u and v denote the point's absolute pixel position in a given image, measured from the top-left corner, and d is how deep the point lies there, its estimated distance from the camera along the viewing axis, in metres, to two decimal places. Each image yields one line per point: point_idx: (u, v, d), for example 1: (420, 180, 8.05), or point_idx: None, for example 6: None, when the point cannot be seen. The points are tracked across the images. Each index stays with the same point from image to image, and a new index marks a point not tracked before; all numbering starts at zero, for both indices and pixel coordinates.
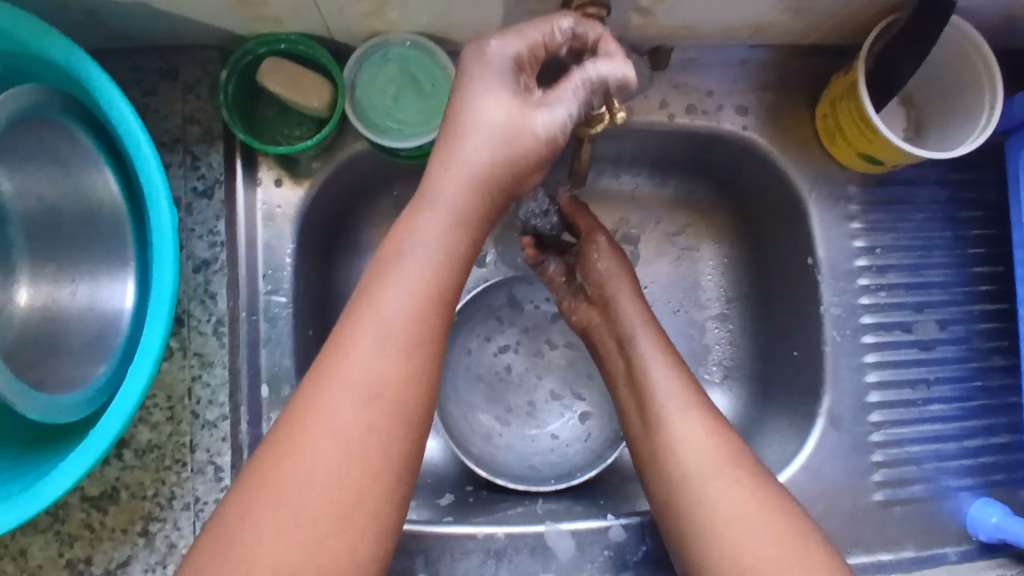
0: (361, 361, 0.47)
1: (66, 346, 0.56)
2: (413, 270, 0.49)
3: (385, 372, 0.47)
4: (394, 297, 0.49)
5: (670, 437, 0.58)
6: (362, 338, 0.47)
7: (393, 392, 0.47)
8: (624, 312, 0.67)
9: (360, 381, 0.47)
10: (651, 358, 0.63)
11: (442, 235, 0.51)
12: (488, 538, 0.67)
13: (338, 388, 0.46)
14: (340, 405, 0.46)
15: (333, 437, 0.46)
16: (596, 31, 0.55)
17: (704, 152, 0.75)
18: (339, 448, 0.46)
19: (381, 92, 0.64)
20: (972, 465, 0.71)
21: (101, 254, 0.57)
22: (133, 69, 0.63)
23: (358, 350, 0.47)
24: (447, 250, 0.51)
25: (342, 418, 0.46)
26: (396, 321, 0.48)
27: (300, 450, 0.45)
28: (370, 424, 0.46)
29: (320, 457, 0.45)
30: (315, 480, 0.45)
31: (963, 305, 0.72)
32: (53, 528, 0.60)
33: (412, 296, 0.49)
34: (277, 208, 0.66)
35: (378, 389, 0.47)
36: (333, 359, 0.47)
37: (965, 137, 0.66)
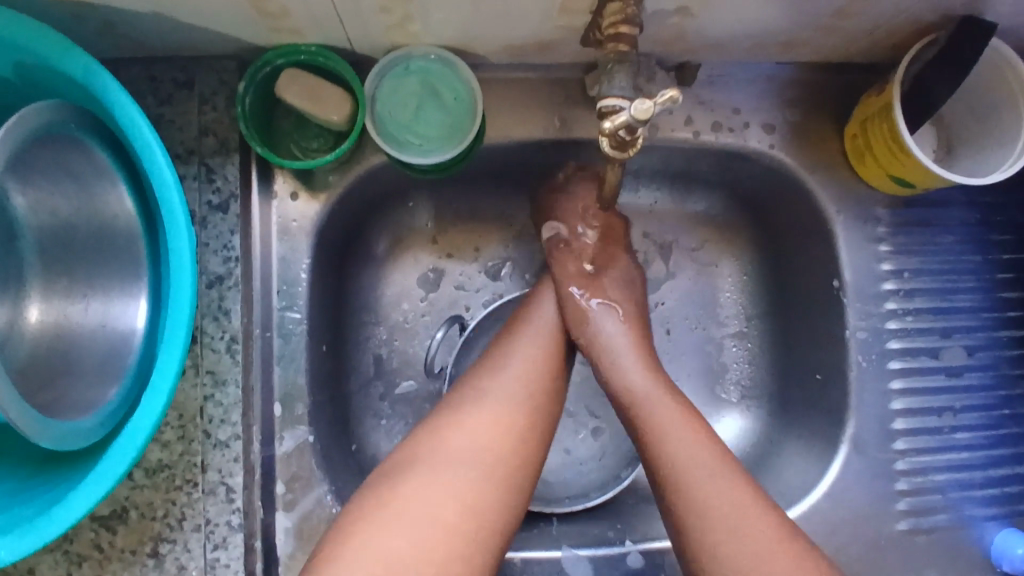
0: (486, 410, 0.57)
1: (77, 364, 0.54)
2: (510, 378, 0.60)
3: (522, 391, 0.59)
4: (504, 384, 0.59)
5: (707, 514, 0.54)
6: (496, 383, 0.59)
7: (534, 399, 0.59)
8: (625, 365, 0.63)
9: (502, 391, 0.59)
10: (673, 434, 0.58)
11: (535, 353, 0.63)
12: (502, 563, 0.66)
13: (489, 393, 0.59)
14: (430, 491, 0.51)
15: (481, 424, 0.56)
16: (627, 50, 0.53)
17: (728, 169, 0.73)
18: (473, 444, 0.55)
19: (401, 106, 0.63)
20: (996, 494, 0.69)
21: (113, 270, 0.55)
22: (148, 77, 0.61)
23: (473, 421, 0.56)
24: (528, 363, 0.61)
25: (490, 404, 0.58)
26: (540, 356, 0.63)
27: (432, 453, 0.54)
28: (502, 427, 0.56)
29: (458, 449, 0.54)
30: (446, 477, 0.52)
31: (991, 331, 0.71)
32: (61, 548, 0.58)
33: (509, 422, 0.57)
34: (292, 222, 0.64)
35: (517, 395, 0.59)
36: (477, 386, 0.59)
37: (1001, 160, 0.64)
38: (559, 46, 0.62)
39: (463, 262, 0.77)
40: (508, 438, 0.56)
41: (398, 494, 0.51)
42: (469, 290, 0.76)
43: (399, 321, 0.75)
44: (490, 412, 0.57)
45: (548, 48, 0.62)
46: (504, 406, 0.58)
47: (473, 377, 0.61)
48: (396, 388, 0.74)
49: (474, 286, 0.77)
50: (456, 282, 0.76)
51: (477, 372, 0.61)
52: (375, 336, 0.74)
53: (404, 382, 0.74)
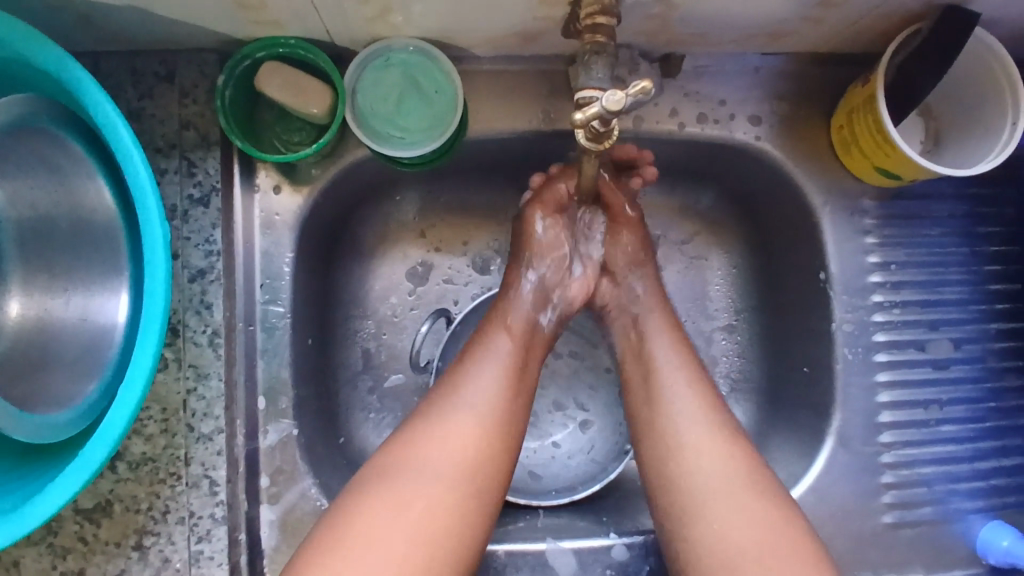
0: (454, 420, 0.56)
1: (56, 358, 0.54)
2: (480, 385, 0.58)
3: (486, 413, 0.57)
4: (473, 390, 0.58)
5: (704, 496, 0.55)
6: (459, 404, 0.57)
7: (506, 407, 0.58)
8: (659, 354, 0.63)
9: (472, 399, 0.58)
10: (686, 417, 0.58)
11: (507, 355, 0.61)
12: (487, 556, 0.67)
13: (448, 417, 0.56)
14: (395, 513, 0.51)
15: (442, 454, 0.54)
16: (605, 41, 0.53)
17: (715, 161, 0.72)
18: (438, 460, 0.54)
19: (382, 98, 0.62)
20: (983, 487, 0.69)
21: (93, 264, 0.55)
22: (129, 71, 0.61)
23: (439, 435, 0.55)
24: (500, 366, 0.60)
25: (453, 428, 0.56)
26: (504, 374, 0.60)
27: (407, 473, 0.53)
28: (470, 440, 0.55)
29: (423, 466, 0.54)
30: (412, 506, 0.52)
31: (979, 323, 0.70)
32: (45, 540, 0.59)
33: (477, 435, 0.56)
34: (275, 216, 0.64)
35: (487, 404, 0.58)
36: (444, 403, 0.58)
37: (987, 151, 0.63)
38: (541, 38, 0.62)
39: (450, 255, 0.77)
40: (477, 453, 0.55)
41: (371, 519, 0.51)
42: (457, 283, 0.76)
43: (387, 314, 0.75)
44: (458, 424, 0.56)
45: (530, 39, 0.62)
46: (466, 431, 0.56)
47: (443, 380, 0.60)
48: (383, 381, 0.74)
49: (462, 279, 0.77)
50: (444, 275, 0.76)
51: (448, 376, 0.60)
52: (363, 330, 0.74)
53: (391, 375, 0.74)
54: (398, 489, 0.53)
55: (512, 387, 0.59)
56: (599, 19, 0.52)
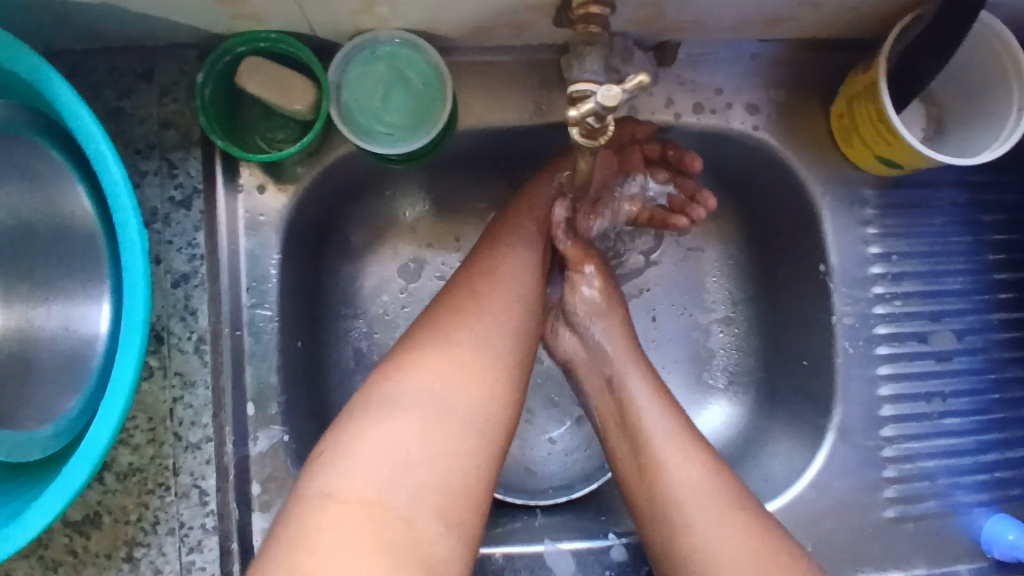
0: (458, 341, 0.54)
1: (37, 370, 0.53)
2: (486, 312, 0.56)
3: (491, 339, 0.55)
4: (479, 317, 0.56)
5: (685, 526, 0.52)
6: (463, 329, 0.55)
7: (511, 336, 0.56)
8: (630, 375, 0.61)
9: (477, 324, 0.55)
10: (666, 442, 0.56)
11: (513, 285, 0.59)
12: (485, 559, 0.66)
13: (454, 332, 0.54)
14: (393, 430, 0.48)
15: (451, 364, 0.52)
16: (598, 31, 0.51)
17: (712, 152, 0.71)
18: (444, 378, 0.51)
19: (368, 93, 0.60)
20: (986, 479, 0.68)
21: (72, 272, 0.54)
22: (104, 68, 0.59)
23: (441, 355, 0.53)
24: (505, 296, 0.58)
25: (460, 342, 0.54)
26: (514, 297, 0.58)
27: (408, 390, 0.50)
28: (476, 363, 0.53)
29: (428, 384, 0.51)
30: (422, 411, 0.49)
31: (981, 314, 0.69)
32: (36, 553, 0.57)
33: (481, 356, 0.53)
34: (260, 217, 0.62)
35: (492, 332, 0.55)
36: (452, 320, 0.55)
37: (993, 138, 0.61)
38: (533, 28, 0.60)
39: (443, 251, 0.75)
40: (482, 374, 0.53)
41: (379, 424, 0.48)
42: None
43: (378, 313, 0.73)
44: (461, 348, 0.53)
45: (522, 30, 0.60)
46: (471, 346, 0.54)
47: (447, 305, 0.57)
48: None
49: None
50: (437, 272, 0.75)
51: (451, 301, 0.58)
52: (354, 330, 0.73)
53: None
54: (408, 395, 0.50)
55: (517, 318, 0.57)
56: (592, 7, 0.50)
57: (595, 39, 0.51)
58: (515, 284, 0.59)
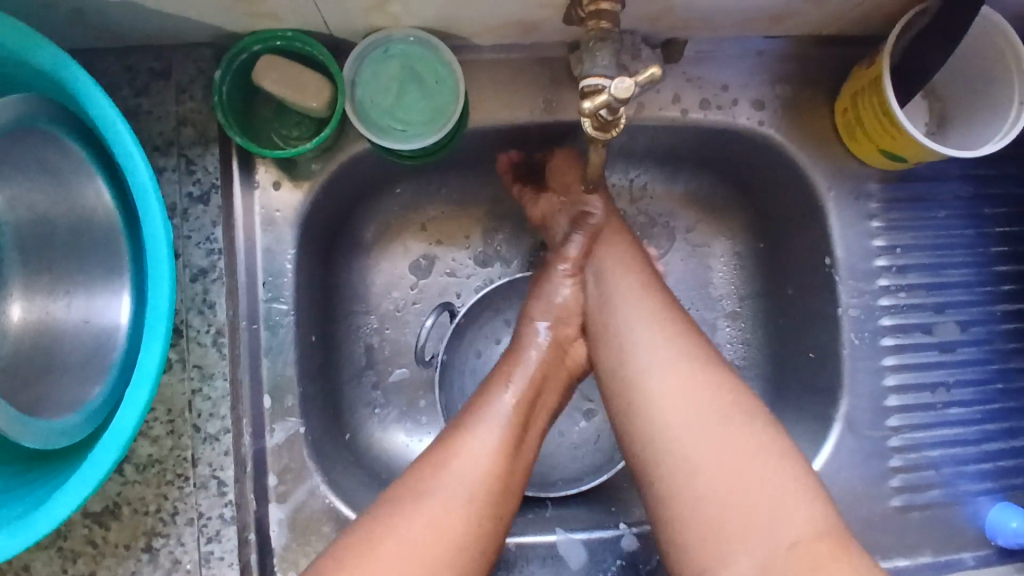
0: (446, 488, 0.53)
1: (60, 362, 0.54)
2: (475, 449, 0.55)
3: (479, 485, 0.53)
4: (469, 459, 0.54)
5: (676, 463, 0.52)
6: (450, 470, 0.53)
7: (500, 482, 0.54)
8: (622, 312, 0.59)
9: (467, 470, 0.54)
10: (659, 384, 0.54)
11: (504, 414, 0.57)
12: (497, 548, 0.67)
13: (476, 434, 0.55)
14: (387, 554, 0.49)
15: (451, 498, 0.52)
16: (609, 27, 0.52)
17: (717, 148, 0.72)
18: (424, 536, 0.51)
19: (381, 90, 0.62)
20: (991, 468, 0.69)
21: (94, 267, 0.55)
22: (123, 67, 0.60)
23: (424, 506, 0.52)
24: (498, 428, 0.56)
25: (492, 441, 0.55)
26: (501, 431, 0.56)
27: (395, 519, 0.51)
28: (461, 516, 0.52)
29: (408, 543, 0.50)
30: (445, 529, 0.51)
31: (985, 305, 0.70)
32: (55, 545, 0.58)
33: (463, 511, 0.52)
34: (275, 212, 0.63)
35: (481, 478, 0.53)
36: (452, 441, 0.55)
37: (994, 132, 0.63)
38: (543, 26, 0.61)
39: (453, 248, 0.76)
40: (467, 525, 0.52)
41: (411, 533, 0.50)
42: (460, 276, 0.76)
43: (390, 309, 0.74)
44: (451, 496, 0.52)
45: (532, 27, 0.61)
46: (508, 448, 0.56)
47: (443, 437, 0.56)
48: (389, 375, 0.74)
49: (464, 272, 0.76)
50: (447, 268, 0.76)
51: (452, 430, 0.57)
52: (366, 325, 0.74)
53: (396, 369, 0.74)
54: (449, 496, 0.52)
55: (505, 455, 0.55)
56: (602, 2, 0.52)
57: (605, 34, 0.52)
58: (506, 415, 0.57)
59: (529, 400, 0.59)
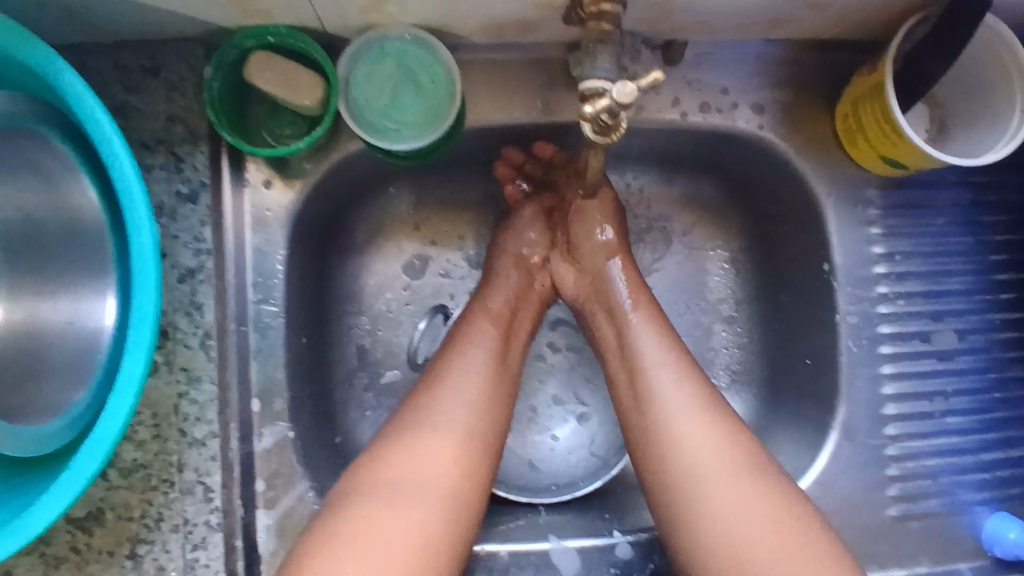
0: (439, 409, 0.56)
1: (43, 365, 0.52)
2: (462, 374, 0.59)
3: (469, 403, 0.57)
4: (458, 381, 0.58)
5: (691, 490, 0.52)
6: (441, 393, 0.57)
7: (490, 402, 0.58)
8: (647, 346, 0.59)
9: (456, 391, 0.57)
10: (680, 410, 0.55)
11: (486, 341, 0.61)
12: (490, 556, 0.65)
13: (462, 360, 0.59)
14: (388, 512, 0.50)
15: (445, 415, 0.56)
16: (610, 29, 0.51)
17: (715, 151, 0.71)
18: (423, 451, 0.54)
19: (376, 89, 0.60)
20: (988, 478, 0.69)
21: (78, 267, 0.54)
22: (111, 63, 0.59)
23: (419, 424, 0.55)
24: (482, 352, 0.60)
25: (441, 433, 0.55)
26: (485, 355, 0.60)
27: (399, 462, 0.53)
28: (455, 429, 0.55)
29: (412, 461, 0.53)
30: (443, 442, 0.54)
31: (983, 314, 0.70)
32: (37, 550, 0.57)
33: (458, 424, 0.55)
34: (267, 212, 0.62)
35: (471, 397, 0.57)
36: (439, 370, 0.59)
37: (996, 140, 0.62)
38: (541, 26, 0.60)
39: (447, 249, 0.75)
40: (464, 440, 0.55)
41: (411, 446, 0.54)
42: (454, 278, 0.75)
43: (382, 310, 0.73)
44: (444, 414, 0.56)
45: (530, 27, 0.60)
46: (471, 408, 0.57)
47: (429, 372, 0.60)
48: (381, 378, 0.72)
49: (458, 274, 0.75)
50: (441, 269, 0.75)
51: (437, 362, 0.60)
52: (358, 326, 0.72)
53: (388, 371, 0.73)
54: (427, 433, 0.55)
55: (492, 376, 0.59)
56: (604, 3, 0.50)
57: (605, 36, 0.51)
58: (488, 343, 0.61)
59: (506, 329, 0.64)
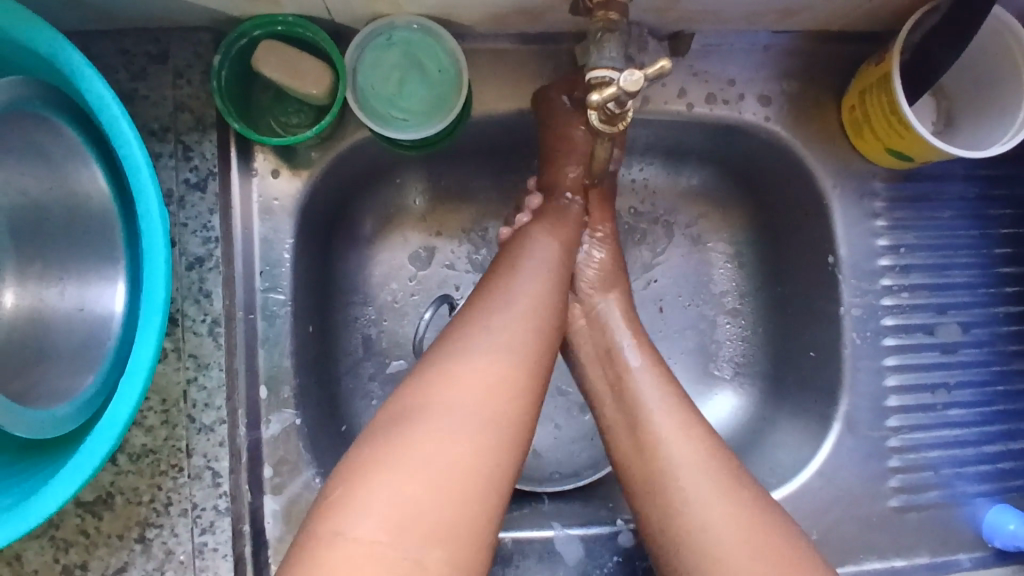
0: (494, 326, 0.52)
1: (54, 349, 0.53)
2: (518, 296, 0.55)
3: (519, 326, 0.53)
4: (510, 303, 0.54)
5: (689, 549, 0.48)
6: (497, 312, 0.53)
7: (540, 329, 0.54)
8: (641, 377, 0.57)
9: (509, 312, 0.53)
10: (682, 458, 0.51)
11: (537, 273, 0.57)
12: (493, 543, 0.66)
13: (515, 283, 0.56)
14: (432, 432, 0.46)
15: (501, 333, 0.52)
16: (617, 18, 0.51)
17: (723, 141, 0.71)
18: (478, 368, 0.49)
19: (383, 78, 0.61)
20: (989, 470, 0.69)
21: (88, 253, 0.54)
22: (120, 51, 0.59)
23: (473, 344, 0.51)
24: (534, 276, 0.57)
25: (492, 350, 0.50)
26: (537, 285, 0.56)
27: (450, 381, 0.48)
28: (511, 345, 0.51)
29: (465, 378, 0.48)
30: (498, 360, 0.50)
31: (987, 307, 0.70)
32: (47, 533, 0.57)
33: (513, 338, 0.52)
34: (274, 201, 0.63)
35: (525, 320, 0.53)
36: (496, 294, 0.55)
37: (1002, 132, 0.62)
38: (548, 16, 0.60)
39: (453, 240, 0.75)
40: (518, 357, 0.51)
41: (466, 360, 0.50)
42: (459, 269, 0.75)
43: (388, 300, 0.74)
44: (497, 331, 0.52)
45: (536, 17, 0.60)
46: (520, 327, 0.53)
47: (481, 291, 0.56)
48: (386, 367, 0.73)
49: (462, 266, 0.75)
50: (446, 260, 0.75)
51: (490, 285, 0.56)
52: (364, 316, 0.73)
53: (394, 361, 0.73)
54: (483, 343, 0.51)
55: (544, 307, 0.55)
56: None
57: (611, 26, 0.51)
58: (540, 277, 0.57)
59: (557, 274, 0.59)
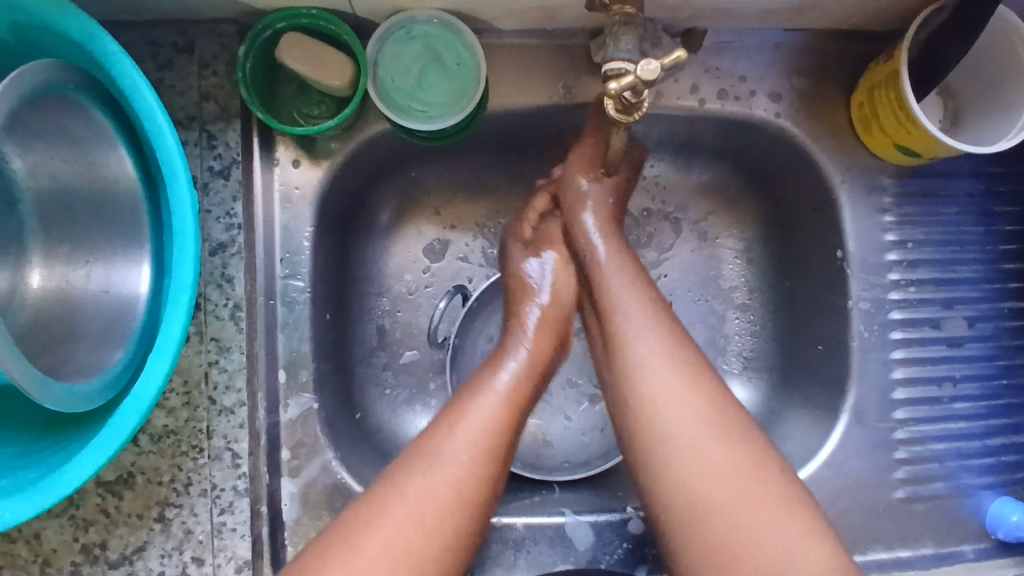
0: (471, 420, 0.56)
1: (79, 328, 0.55)
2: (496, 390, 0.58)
3: (491, 421, 0.56)
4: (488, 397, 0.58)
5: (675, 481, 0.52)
6: (473, 408, 0.57)
7: (510, 422, 0.57)
8: (620, 298, 0.60)
9: (487, 408, 0.57)
10: (660, 386, 0.55)
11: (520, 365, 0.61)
12: (506, 528, 0.67)
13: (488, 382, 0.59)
14: (397, 505, 0.51)
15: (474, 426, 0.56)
16: (634, 12, 0.53)
17: (733, 137, 0.72)
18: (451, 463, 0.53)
19: (403, 70, 0.62)
20: (994, 463, 0.70)
21: (114, 236, 0.56)
22: (146, 42, 0.61)
23: (447, 437, 0.55)
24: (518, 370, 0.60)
25: (461, 442, 0.54)
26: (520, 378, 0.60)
27: (421, 470, 0.53)
28: (481, 444, 0.55)
29: (435, 474, 0.53)
30: (468, 456, 0.54)
31: (992, 302, 0.71)
32: (67, 513, 0.59)
33: (484, 434, 0.55)
34: (295, 189, 0.64)
35: (499, 416, 0.57)
36: (472, 388, 0.59)
37: (1007, 128, 0.63)
38: (564, 12, 0.62)
39: (467, 233, 0.76)
40: (486, 456, 0.55)
41: (437, 453, 0.54)
42: (472, 262, 0.76)
43: (402, 291, 0.75)
44: (472, 426, 0.56)
45: (553, 13, 0.62)
46: (490, 418, 0.56)
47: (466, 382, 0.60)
48: (400, 357, 0.74)
49: (476, 259, 0.76)
50: (460, 253, 0.76)
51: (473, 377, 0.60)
52: (379, 306, 0.74)
53: (407, 351, 0.75)
54: (457, 438, 0.55)
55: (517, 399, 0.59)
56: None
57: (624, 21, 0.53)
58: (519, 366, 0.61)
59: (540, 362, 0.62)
